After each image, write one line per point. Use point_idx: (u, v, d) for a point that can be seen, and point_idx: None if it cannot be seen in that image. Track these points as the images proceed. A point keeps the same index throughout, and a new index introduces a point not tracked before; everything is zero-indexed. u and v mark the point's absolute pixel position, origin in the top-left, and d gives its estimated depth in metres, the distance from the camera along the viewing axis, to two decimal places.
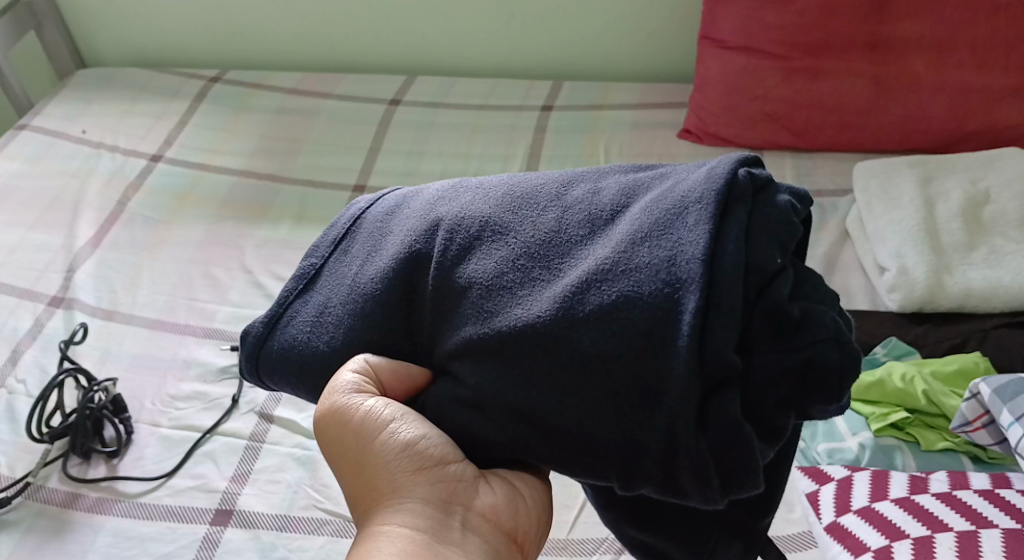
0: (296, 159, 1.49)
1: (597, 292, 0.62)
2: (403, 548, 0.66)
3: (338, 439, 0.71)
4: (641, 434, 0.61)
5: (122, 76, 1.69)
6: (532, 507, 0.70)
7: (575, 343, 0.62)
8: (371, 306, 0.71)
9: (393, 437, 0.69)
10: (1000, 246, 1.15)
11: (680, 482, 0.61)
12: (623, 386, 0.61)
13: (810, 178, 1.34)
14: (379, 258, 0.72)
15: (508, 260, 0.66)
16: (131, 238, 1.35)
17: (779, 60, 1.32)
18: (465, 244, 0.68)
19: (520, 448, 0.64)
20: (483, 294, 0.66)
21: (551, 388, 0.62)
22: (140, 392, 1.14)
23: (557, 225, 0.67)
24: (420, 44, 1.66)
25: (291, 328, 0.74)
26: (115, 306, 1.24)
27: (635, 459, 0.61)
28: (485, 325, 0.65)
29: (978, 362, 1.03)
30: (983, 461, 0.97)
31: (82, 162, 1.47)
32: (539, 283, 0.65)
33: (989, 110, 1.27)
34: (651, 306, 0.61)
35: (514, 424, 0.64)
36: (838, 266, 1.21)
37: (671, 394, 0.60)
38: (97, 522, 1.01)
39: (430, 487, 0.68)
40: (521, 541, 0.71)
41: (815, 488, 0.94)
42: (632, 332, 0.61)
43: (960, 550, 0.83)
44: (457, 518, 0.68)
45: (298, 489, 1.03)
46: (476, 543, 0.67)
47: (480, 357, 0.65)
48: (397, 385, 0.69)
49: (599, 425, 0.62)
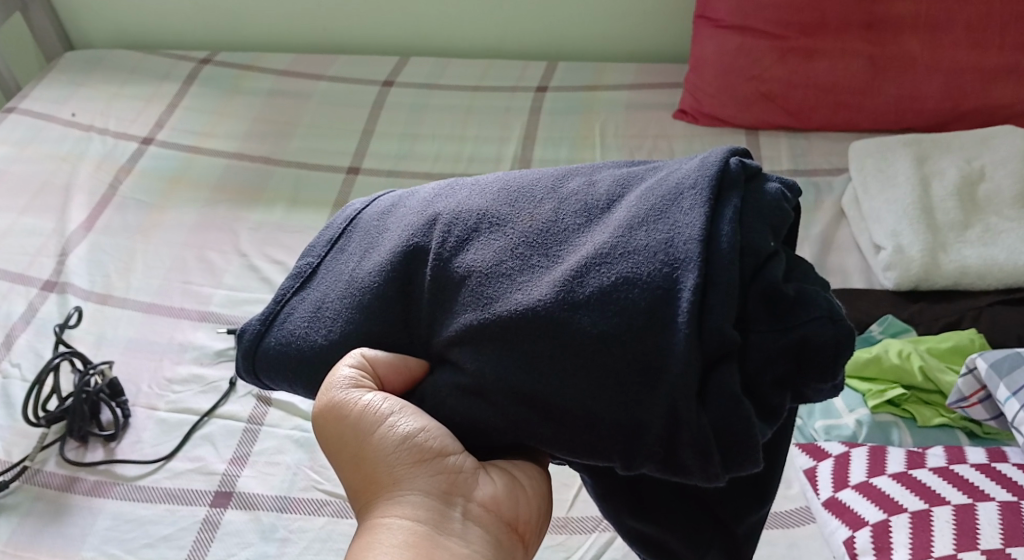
0: (289, 141, 1.48)
1: (596, 274, 0.62)
2: (405, 540, 0.65)
3: (336, 435, 0.70)
4: (642, 411, 0.61)
5: (111, 59, 1.67)
6: (532, 496, 0.70)
7: (575, 326, 0.62)
8: (369, 298, 0.70)
9: (391, 431, 0.68)
10: (994, 224, 1.16)
11: (681, 459, 0.61)
12: (623, 366, 0.61)
13: (805, 158, 1.35)
14: (377, 253, 0.72)
15: (507, 249, 0.66)
16: (124, 221, 1.34)
17: (774, 39, 1.32)
18: (463, 236, 0.68)
19: (522, 432, 0.64)
20: (483, 281, 0.66)
21: (552, 371, 0.62)
22: (137, 376, 1.13)
23: (554, 215, 0.67)
24: (412, 25, 1.65)
25: (289, 323, 0.74)
26: (110, 290, 1.24)
27: (637, 437, 0.61)
28: (485, 311, 0.65)
29: (973, 339, 1.04)
30: (979, 437, 0.98)
31: (72, 145, 1.46)
32: (539, 269, 0.65)
33: (983, 89, 1.28)
34: (649, 288, 0.61)
35: (514, 406, 0.63)
36: (834, 246, 1.22)
37: (671, 372, 0.60)
38: (96, 505, 1.01)
39: (429, 480, 0.67)
40: (522, 531, 0.70)
41: (813, 464, 0.95)
42: (631, 313, 0.61)
43: (957, 523, 0.84)
44: (457, 509, 0.67)
45: (297, 470, 1.03)
46: (477, 533, 0.67)
47: (480, 342, 0.64)
48: (395, 379, 0.69)
49: (601, 405, 0.61)
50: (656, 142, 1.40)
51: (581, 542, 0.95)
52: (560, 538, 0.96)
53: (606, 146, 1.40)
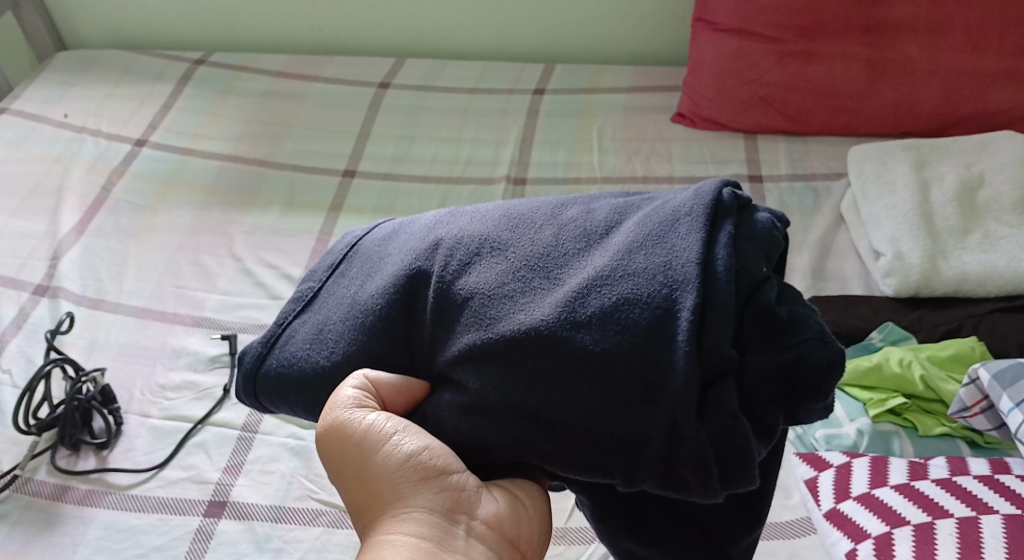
0: (283, 143, 1.46)
1: (597, 295, 0.61)
2: (409, 558, 0.63)
3: (339, 456, 0.68)
4: (642, 427, 0.60)
5: (104, 59, 1.65)
6: (537, 514, 0.67)
7: (577, 345, 0.61)
8: (372, 320, 0.69)
9: (395, 450, 0.66)
10: (994, 230, 1.15)
11: (680, 475, 0.60)
12: (625, 384, 0.60)
13: (804, 162, 1.34)
14: (378, 277, 0.71)
15: (509, 272, 0.65)
16: (117, 224, 1.32)
17: (773, 43, 1.31)
18: (465, 260, 0.67)
19: (522, 449, 0.63)
20: (485, 303, 0.64)
21: (555, 389, 0.61)
22: (129, 382, 1.12)
23: (554, 239, 0.66)
24: (409, 26, 1.63)
25: (290, 347, 0.72)
26: (102, 294, 1.22)
27: (637, 452, 0.60)
28: (487, 331, 0.63)
29: (974, 347, 1.03)
30: (980, 446, 0.97)
31: (64, 147, 1.44)
32: (540, 291, 0.64)
33: (983, 94, 1.27)
34: (650, 308, 0.60)
35: (516, 423, 0.62)
36: (833, 252, 1.21)
37: (672, 390, 0.59)
38: (87, 514, 0.99)
39: (433, 498, 0.65)
40: (526, 550, 0.68)
41: (814, 474, 0.95)
42: (632, 333, 0.60)
43: (960, 536, 0.83)
44: (461, 527, 0.65)
45: (292, 479, 1.02)
46: (481, 551, 0.65)
47: (481, 362, 0.63)
48: (398, 399, 0.67)
49: (604, 423, 0.60)
50: (654, 146, 1.39)
51: (579, 552, 0.94)
52: (558, 549, 0.95)
53: (604, 149, 1.39)
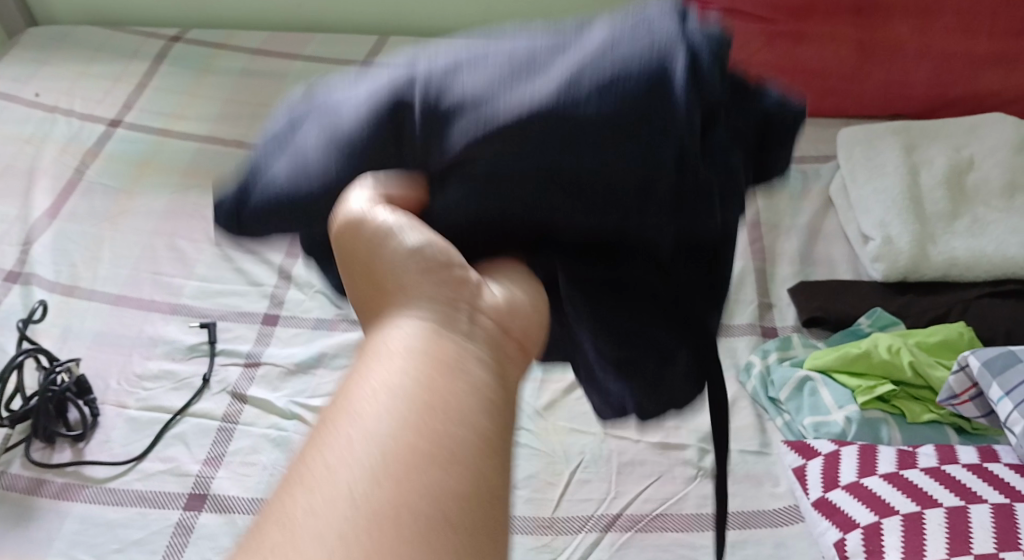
0: (262, 124, 1.43)
1: (591, 70, 0.59)
2: (415, 348, 0.56)
3: (347, 251, 0.62)
4: (652, 172, 0.59)
5: (77, 35, 1.60)
6: (531, 306, 0.64)
7: (579, 110, 0.58)
8: (358, 143, 0.64)
9: (400, 242, 0.61)
10: (983, 214, 1.14)
11: (690, 210, 0.61)
12: (626, 114, 0.58)
13: (793, 146, 1.31)
14: (350, 100, 0.66)
15: (492, 69, 0.62)
16: (91, 208, 1.29)
17: (762, 23, 1.30)
18: (441, 72, 0.63)
19: (538, 211, 0.61)
20: (473, 100, 0.60)
21: (562, 147, 0.59)
22: (105, 372, 1.09)
23: (529, 40, 0.63)
24: (392, 3, 1.60)
25: (275, 172, 0.67)
26: (76, 281, 1.19)
27: (649, 190, 0.60)
28: (483, 117, 0.60)
29: (962, 333, 1.02)
30: (967, 433, 0.97)
31: (36, 127, 1.40)
32: (527, 78, 0.60)
33: (973, 76, 1.26)
34: (645, 75, 0.58)
35: (530, 180, 0.60)
36: (821, 236, 1.20)
37: (677, 144, 0.58)
38: (63, 508, 0.97)
39: (437, 292, 0.59)
40: (527, 347, 0.62)
41: (802, 462, 0.94)
42: (633, 97, 0.58)
43: (949, 526, 0.83)
44: (466, 316, 0.59)
45: (274, 471, 1.00)
46: (489, 339, 0.59)
47: (484, 189, 0.61)
48: (401, 197, 0.63)
49: (615, 163, 0.59)
50: None
51: (566, 543, 0.93)
52: (544, 540, 0.94)
53: None
